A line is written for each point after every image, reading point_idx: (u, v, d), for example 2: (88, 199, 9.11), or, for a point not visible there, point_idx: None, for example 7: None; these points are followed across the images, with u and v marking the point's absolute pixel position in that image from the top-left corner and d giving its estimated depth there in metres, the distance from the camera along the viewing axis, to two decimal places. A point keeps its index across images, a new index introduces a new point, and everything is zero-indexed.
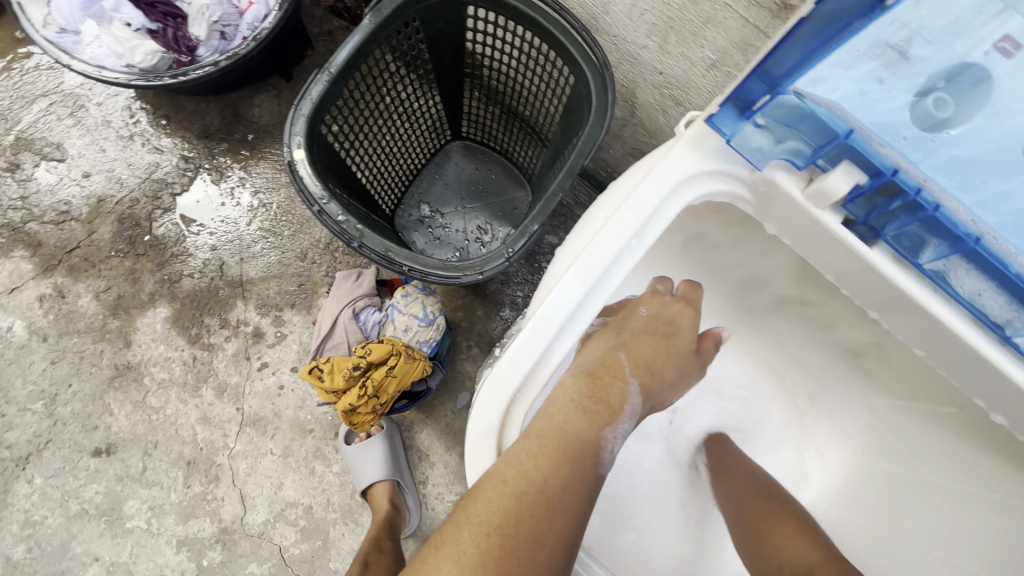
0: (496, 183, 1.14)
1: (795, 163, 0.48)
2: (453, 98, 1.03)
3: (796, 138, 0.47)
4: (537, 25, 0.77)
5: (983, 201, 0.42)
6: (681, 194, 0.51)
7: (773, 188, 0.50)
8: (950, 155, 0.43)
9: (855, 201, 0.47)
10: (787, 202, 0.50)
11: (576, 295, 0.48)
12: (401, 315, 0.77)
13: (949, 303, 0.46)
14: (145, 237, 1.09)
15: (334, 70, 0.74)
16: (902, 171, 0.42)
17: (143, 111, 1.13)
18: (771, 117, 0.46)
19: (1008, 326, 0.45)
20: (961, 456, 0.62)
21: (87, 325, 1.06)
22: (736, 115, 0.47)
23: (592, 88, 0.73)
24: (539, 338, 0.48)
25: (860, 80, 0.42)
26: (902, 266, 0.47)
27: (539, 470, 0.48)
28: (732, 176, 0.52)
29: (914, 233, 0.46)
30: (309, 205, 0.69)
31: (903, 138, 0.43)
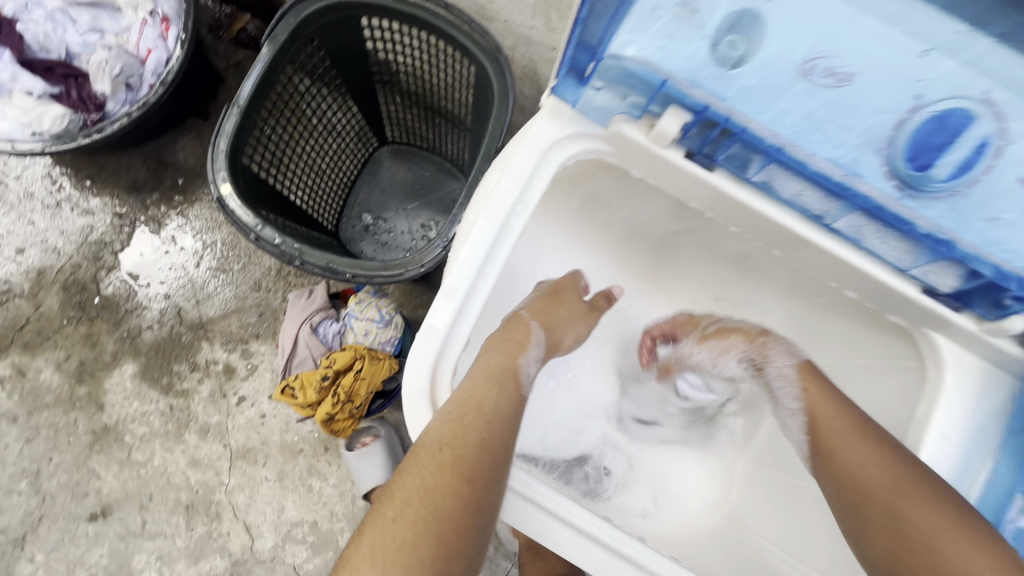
0: (431, 180, 1.18)
1: (633, 114, 0.53)
2: (371, 106, 1.06)
3: (632, 92, 0.51)
4: (430, 25, 0.81)
5: (776, 117, 0.47)
6: (551, 158, 0.55)
7: (622, 140, 0.55)
8: (744, 86, 0.47)
9: (690, 135, 0.53)
10: (636, 149, 0.55)
11: (473, 266, 0.52)
12: (359, 321, 0.81)
13: (780, 206, 0.55)
14: (95, 299, 1.09)
15: (243, 103, 0.77)
16: (711, 107, 0.48)
17: (64, 176, 1.11)
18: (603, 80, 0.50)
19: (826, 216, 0.53)
20: (861, 338, 0.67)
21: (55, 398, 1.06)
22: (576, 83, 0.52)
23: (491, 73, 0.78)
24: (449, 308, 0.52)
25: (658, 36, 0.46)
26: (737, 181, 0.55)
27: (472, 402, 0.52)
28: (591, 135, 0.56)
29: (739, 154, 0.52)
30: (246, 235, 0.72)
31: (705, 78, 0.47)
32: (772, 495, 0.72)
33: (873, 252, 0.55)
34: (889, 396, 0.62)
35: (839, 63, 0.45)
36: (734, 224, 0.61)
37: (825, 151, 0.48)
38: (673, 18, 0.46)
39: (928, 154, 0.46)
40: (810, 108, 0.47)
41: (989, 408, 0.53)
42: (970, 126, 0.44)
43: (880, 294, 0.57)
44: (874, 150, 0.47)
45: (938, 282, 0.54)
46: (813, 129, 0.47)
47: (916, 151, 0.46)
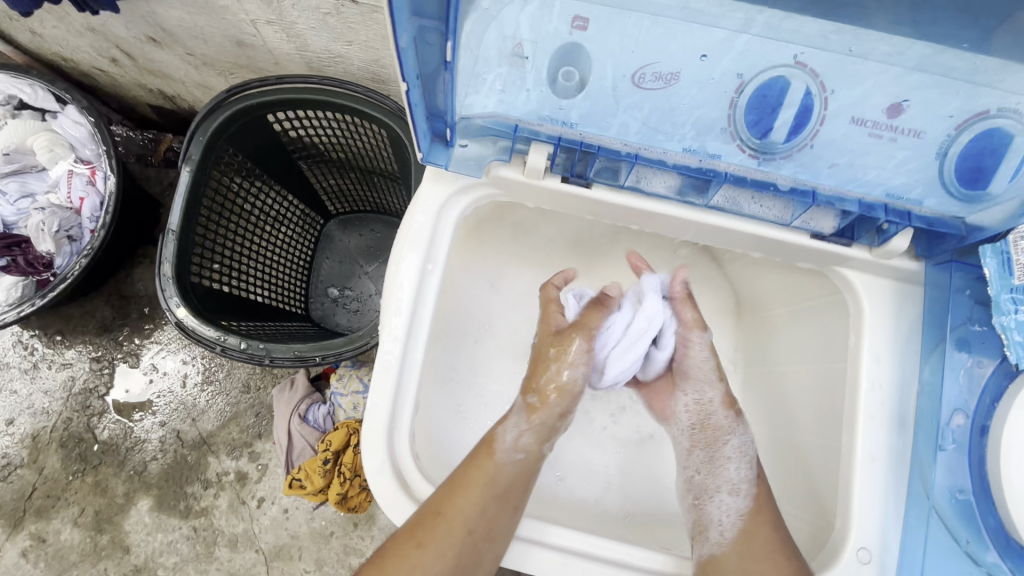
0: (384, 237, 1.21)
1: (505, 158, 0.56)
2: (304, 189, 1.09)
3: (498, 138, 0.55)
4: (330, 104, 0.85)
5: (620, 129, 0.51)
6: (447, 216, 0.59)
7: (505, 181, 0.58)
8: (582, 112, 0.50)
9: (557, 162, 0.56)
10: (521, 185, 0.58)
11: (402, 335, 0.55)
12: (345, 396, 0.83)
13: (664, 203, 0.58)
14: (94, 446, 1.10)
15: (176, 228, 0.80)
16: (564, 136, 0.52)
17: (34, 338, 1.13)
18: (468, 135, 0.55)
19: (702, 197, 0.57)
20: (794, 284, 0.68)
21: (80, 554, 1.06)
22: (443, 146, 0.55)
23: (401, 132, 0.82)
24: (388, 380, 0.54)
25: (495, 88, 0.49)
26: (616, 189, 0.58)
27: (436, 510, 0.53)
28: (478, 185, 0.59)
29: (607, 166, 0.56)
30: (212, 349, 0.75)
31: (548, 113, 0.50)
32: (769, 459, 0.69)
33: (752, 215, 0.58)
34: (827, 349, 0.63)
35: (664, 70, 0.46)
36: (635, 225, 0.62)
37: (678, 145, 0.51)
38: (508, 69, 0.48)
39: (765, 122, 0.48)
40: (644, 117, 0.50)
41: (907, 319, 0.57)
42: (792, 91, 0.46)
43: (785, 250, 0.60)
44: (720, 130, 0.49)
45: (821, 226, 0.57)
46: (654, 130, 0.50)
47: (753, 124, 0.48)
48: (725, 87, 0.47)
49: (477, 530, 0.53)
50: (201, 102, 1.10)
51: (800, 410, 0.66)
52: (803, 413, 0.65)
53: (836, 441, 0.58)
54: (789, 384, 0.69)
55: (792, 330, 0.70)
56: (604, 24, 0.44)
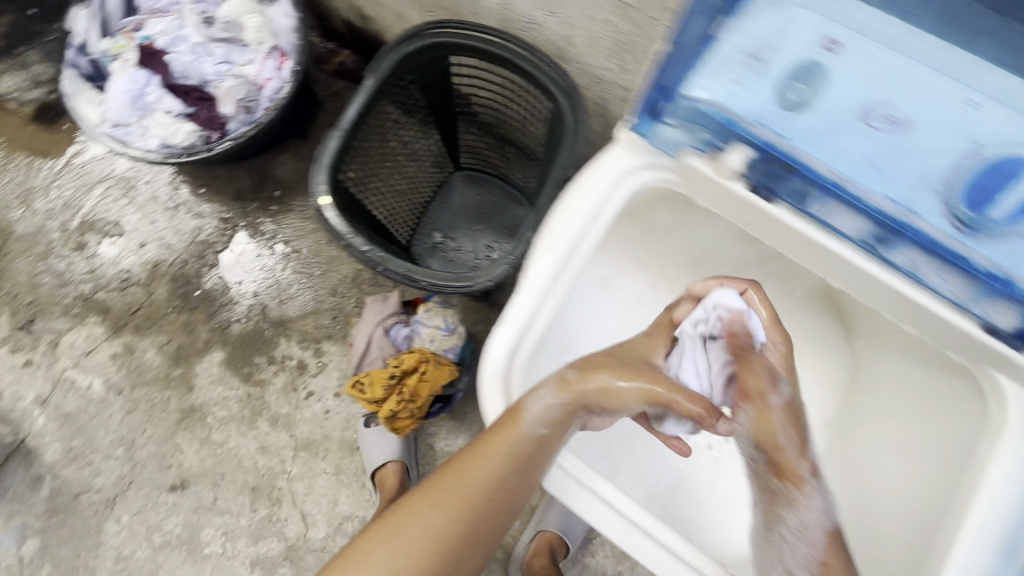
0: (498, 205, 1.26)
1: (700, 148, 0.58)
2: (449, 134, 1.16)
3: (703, 130, 0.56)
4: (512, 64, 0.89)
5: (837, 155, 0.51)
6: (624, 184, 0.62)
7: (693, 171, 0.60)
8: (803, 127, 0.51)
9: (756, 169, 0.56)
10: (706, 181, 0.60)
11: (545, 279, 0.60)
12: (427, 327, 0.88)
13: (840, 241, 0.57)
14: (196, 292, 1.23)
15: (345, 126, 0.86)
16: (774, 144, 0.52)
17: (184, 183, 1.27)
18: (678, 116, 0.56)
19: (885, 249, 0.55)
20: (932, 386, 0.65)
21: (153, 376, 1.19)
22: (651, 120, 0.59)
23: (565, 109, 0.85)
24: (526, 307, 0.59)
25: (732, 78, 0.52)
26: (795, 213, 0.58)
27: (502, 478, 0.60)
28: (660, 164, 0.62)
29: (799, 188, 0.55)
30: (338, 241, 0.81)
31: (769, 114, 0.51)
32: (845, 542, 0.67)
33: (927, 285, 0.55)
34: (951, 455, 0.60)
35: (900, 114, 0.50)
36: (795, 258, 0.62)
37: (882, 189, 0.50)
38: (745, 66, 0.52)
39: (992, 190, 0.48)
40: (865, 148, 0.50)
41: None
42: None
43: (948, 337, 0.58)
44: (934, 188, 0.49)
45: (998, 320, 0.53)
46: (868, 166, 0.50)
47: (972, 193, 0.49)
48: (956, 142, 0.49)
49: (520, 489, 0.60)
50: (390, 30, 1.19)
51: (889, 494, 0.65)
52: (892, 496, 0.64)
53: (930, 546, 0.55)
54: (886, 477, 0.66)
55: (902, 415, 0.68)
56: (853, 53, 0.51)
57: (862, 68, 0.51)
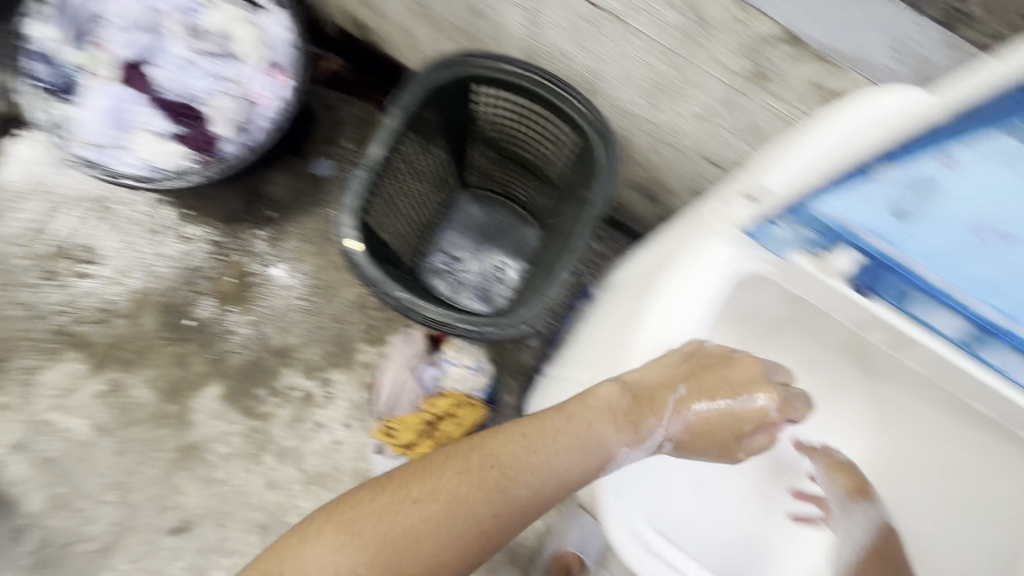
0: (504, 223, 1.25)
1: (813, 248, 0.54)
2: (460, 155, 1.12)
3: (809, 229, 0.53)
4: (543, 98, 0.87)
5: (952, 265, 0.49)
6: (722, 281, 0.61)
7: (795, 270, 0.57)
8: (918, 243, 0.49)
9: (859, 272, 0.53)
10: (811, 279, 0.56)
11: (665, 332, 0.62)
12: (455, 367, 0.87)
13: (936, 337, 0.53)
14: (188, 321, 1.15)
15: (371, 164, 0.81)
16: (889, 256, 0.50)
17: (165, 203, 1.18)
18: (788, 218, 0.54)
19: (973, 346, 0.51)
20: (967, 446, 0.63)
21: (146, 414, 1.11)
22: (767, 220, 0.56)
23: (596, 147, 0.84)
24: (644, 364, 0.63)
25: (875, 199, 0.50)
26: (900, 314, 0.53)
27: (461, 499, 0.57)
28: (742, 257, 0.59)
29: (903, 291, 0.52)
30: (370, 287, 0.78)
31: (904, 233, 0.49)
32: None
33: None
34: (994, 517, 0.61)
35: (1007, 226, 0.47)
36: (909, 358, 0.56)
37: (989, 299, 0.48)
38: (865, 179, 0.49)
39: None
40: (997, 276, 0.48)
41: None
42: None
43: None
44: None
45: None
46: (979, 284, 0.48)
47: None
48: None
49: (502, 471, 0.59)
50: (393, 45, 1.14)
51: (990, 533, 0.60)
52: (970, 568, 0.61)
53: None
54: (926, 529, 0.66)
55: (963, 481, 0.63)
56: (971, 174, 0.47)
57: (965, 187, 0.47)
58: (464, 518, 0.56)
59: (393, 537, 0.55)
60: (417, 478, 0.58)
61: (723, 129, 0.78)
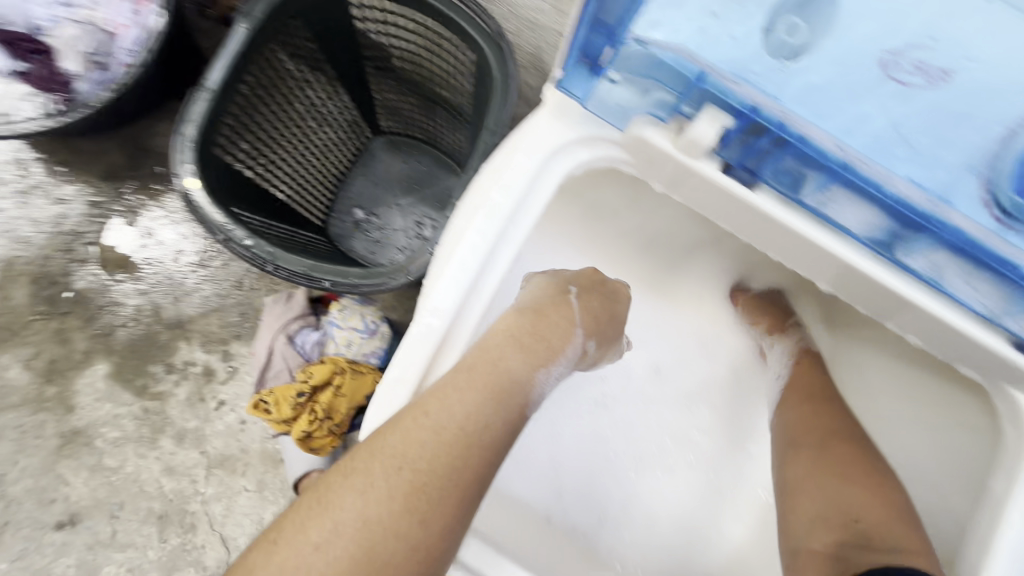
0: (428, 174, 1.10)
1: (659, 115, 0.47)
2: (363, 93, 0.98)
3: (658, 88, 0.45)
4: (430, 7, 0.73)
5: (846, 124, 0.44)
6: (558, 163, 0.49)
7: (643, 147, 0.48)
8: (806, 81, 0.44)
9: (728, 145, 0.46)
10: (661, 158, 0.48)
11: (453, 294, 0.45)
12: (341, 330, 0.75)
13: (843, 235, 0.48)
14: (66, 294, 1.02)
15: (214, 87, 0.68)
16: (759, 107, 0.42)
17: (36, 161, 1.04)
18: (624, 71, 0.45)
19: (896, 247, 0.47)
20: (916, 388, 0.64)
21: (23, 397, 0.99)
22: (588, 75, 0.46)
23: (491, 61, 0.70)
24: (425, 344, 0.44)
25: (696, 19, 0.44)
26: (786, 205, 0.48)
27: (443, 452, 0.40)
28: (603, 141, 0.50)
29: (791, 169, 0.46)
30: (214, 235, 0.64)
31: (754, 74, 0.43)
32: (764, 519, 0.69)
33: (948, 293, 0.47)
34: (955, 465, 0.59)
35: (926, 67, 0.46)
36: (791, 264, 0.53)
37: (902, 166, 0.44)
38: None
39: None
40: (893, 115, 0.45)
41: None
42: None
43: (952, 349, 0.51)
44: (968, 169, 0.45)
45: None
46: (885, 144, 0.44)
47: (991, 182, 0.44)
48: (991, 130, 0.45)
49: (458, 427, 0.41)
50: None
51: (911, 436, 0.63)
52: (923, 468, 0.61)
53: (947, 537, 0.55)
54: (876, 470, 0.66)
55: (910, 405, 0.64)
56: None
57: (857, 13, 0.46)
58: (434, 505, 0.39)
59: (344, 541, 0.36)
60: (375, 450, 0.39)
61: None
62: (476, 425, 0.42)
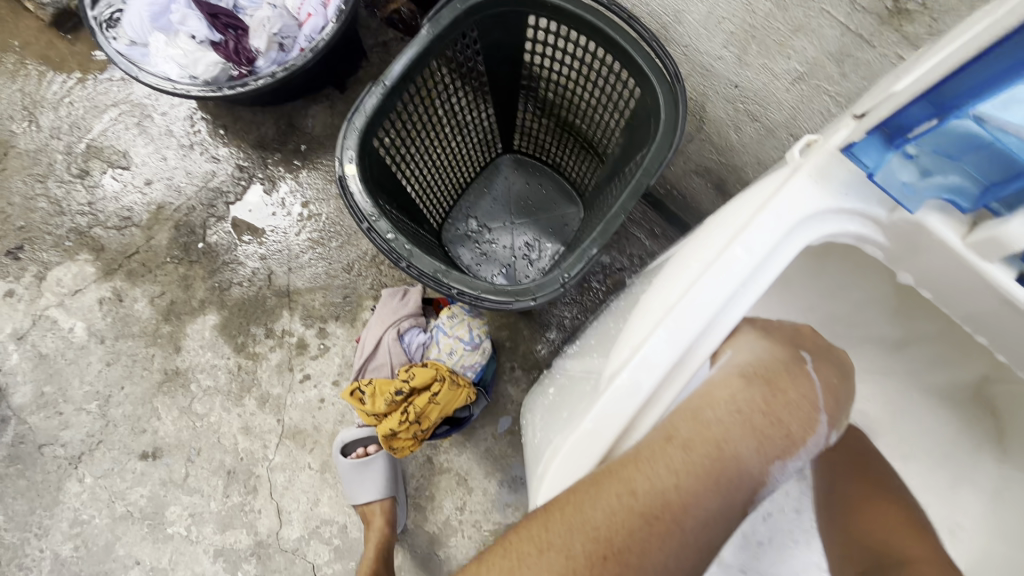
0: (547, 198, 1.10)
1: (958, 205, 0.38)
2: (506, 111, 0.99)
3: (957, 173, 0.36)
4: (603, 36, 0.73)
5: None
6: (802, 237, 0.43)
7: (920, 235, 0.40)
8: None
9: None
10: (939, 253, 0.40)
11: (665, 359, 0.43)
12: (446, 337, 0.74)
13: None
14: (199, 244, 1.10)
15: (388, 83, 0.71)
16: None
17: (203, 121, 1.15)
18: (927, 146, 0.37)
19: None
20: None
21: (141, 329, 1.07)
22: (883, 144, 0.38)
23: (660, 102, 0.68)
24: (624, 403, 0.43)
25: None
26: None
27: (642, 534, 0.40)
28: (862, 215, 0.43)
29: None
30: (359, 222, 0.66)
31: None
32: None
33: None
34: None
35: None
36: None
37: None
38: None
39: None
40: None
41: None
42: None
43: None
44: None
45: None
46: None
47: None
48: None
49: (666, 514, 0.40)
50: None
51: None
52: None
53: None
54: None
55: None
56: None
57: None
58: None
59: None
60: (573, 518, 0.40)
61: (827, 94, 0.61)
62: (690, 514, 0.41)
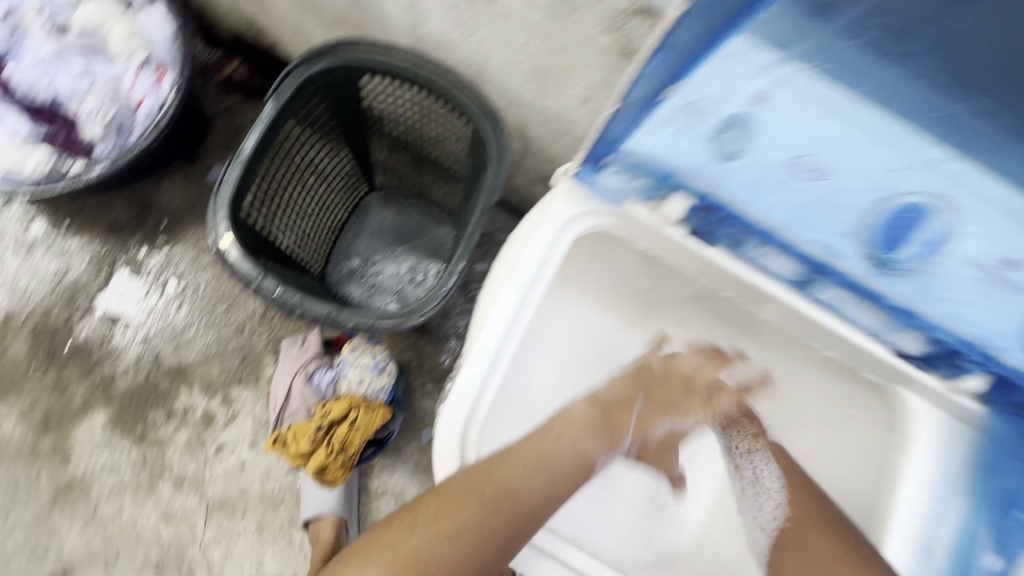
0: (419, 223, 1.20)
1: (643, 194, 0.56)
2: (362, 155, 1.09)
3: (642, 178, 0.54)
4: (430, 86, 0.85)
5: (774, 206, 0.51)
6: (566, 232, 0.59)
7: (629, 216, 0.60)
8: (743, 177, 0.50)
9: (693, 214, 0.55)
10: (641, 226, 0.60)
11: (496, 338, 0.57)
12: (353, 368, 0.81)
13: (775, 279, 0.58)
14: (66, 345, 1.05)
15: (245, 155, 0.78)
16: (711, 195, 0.52)
17: (40, 217, 1.09)
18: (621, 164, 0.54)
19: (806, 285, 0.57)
20: (839, 392, 0.69)
21: (15, 452, 1.01)
22: (593, 166, 0.57)
23: (487, 132, 0.82)
24: (477, 373, 0.57)
25: (668, 131, 0.51)
26: (729, 255, 0.59)
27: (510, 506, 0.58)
28: (595, 213, 0.60)
29: (734, 232, 0.55)
30: (246, 284, 0.72)
31: (709, 168, 0.51)
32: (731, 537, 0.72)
33: (850, 317, 0.58)
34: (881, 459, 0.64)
35: (824, 164, 0.49)
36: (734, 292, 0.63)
37: (807, 232, 0.51)
38: (676, 116, 0.50)
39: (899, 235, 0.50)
40: (791, 206, 0.51)
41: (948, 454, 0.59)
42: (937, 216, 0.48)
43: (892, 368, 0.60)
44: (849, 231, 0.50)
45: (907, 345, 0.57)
46: (800, 217, 0.51)
47: (889, 230, 0.50)
48: (916, 194, 0.48)
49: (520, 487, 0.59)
50: (288, 45, 1.10)
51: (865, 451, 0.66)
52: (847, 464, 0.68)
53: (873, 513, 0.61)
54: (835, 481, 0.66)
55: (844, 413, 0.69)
56: (782, 104, 0.48)
57: (777, 121, 0.48)
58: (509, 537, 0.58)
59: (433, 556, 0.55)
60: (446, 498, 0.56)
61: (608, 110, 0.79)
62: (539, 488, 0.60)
